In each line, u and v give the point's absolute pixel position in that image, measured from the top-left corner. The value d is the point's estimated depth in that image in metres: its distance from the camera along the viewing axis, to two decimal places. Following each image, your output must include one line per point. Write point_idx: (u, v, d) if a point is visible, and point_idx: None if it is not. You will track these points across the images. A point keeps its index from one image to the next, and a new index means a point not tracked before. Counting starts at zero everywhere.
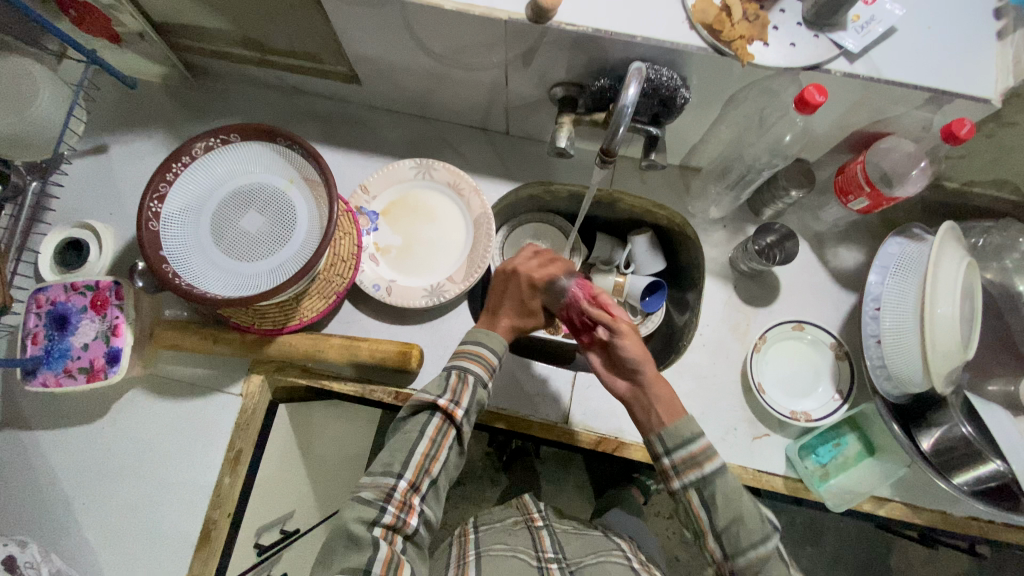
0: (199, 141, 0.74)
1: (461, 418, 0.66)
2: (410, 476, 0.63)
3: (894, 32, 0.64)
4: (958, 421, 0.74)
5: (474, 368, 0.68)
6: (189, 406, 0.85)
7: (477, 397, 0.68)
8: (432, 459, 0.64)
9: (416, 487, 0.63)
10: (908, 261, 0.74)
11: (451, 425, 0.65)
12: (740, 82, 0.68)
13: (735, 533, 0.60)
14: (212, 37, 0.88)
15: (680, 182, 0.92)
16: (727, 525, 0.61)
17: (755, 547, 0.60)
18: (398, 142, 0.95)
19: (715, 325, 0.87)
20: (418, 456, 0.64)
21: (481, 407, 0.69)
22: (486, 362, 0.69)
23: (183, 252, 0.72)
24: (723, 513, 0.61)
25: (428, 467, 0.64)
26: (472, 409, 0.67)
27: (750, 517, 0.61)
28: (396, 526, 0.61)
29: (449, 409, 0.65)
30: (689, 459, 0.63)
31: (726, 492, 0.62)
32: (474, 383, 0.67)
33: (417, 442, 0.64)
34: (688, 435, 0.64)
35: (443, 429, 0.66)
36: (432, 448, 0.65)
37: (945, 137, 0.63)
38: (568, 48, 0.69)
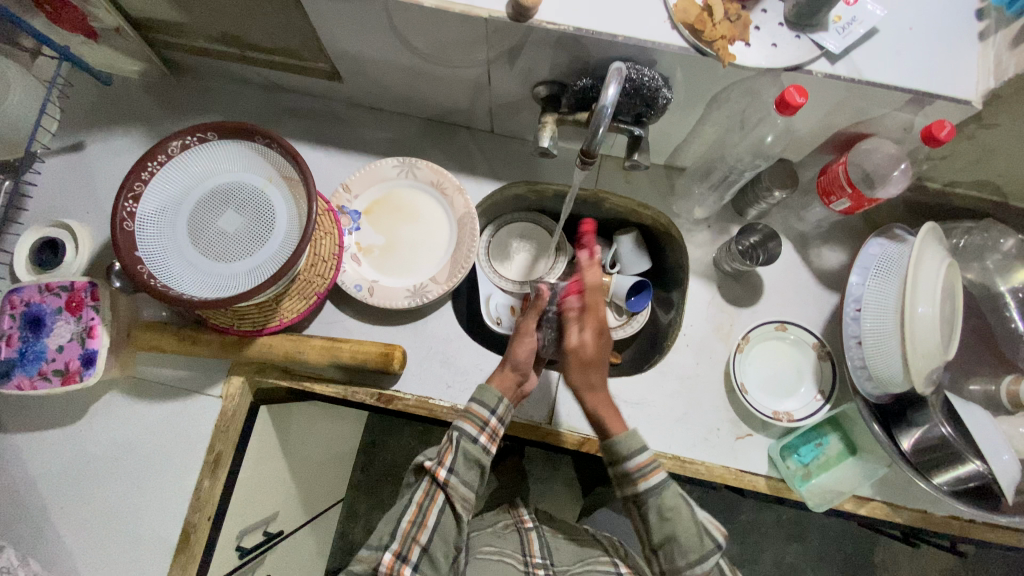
0: (175, 140, 0.73)
1: (445, 480, 0.68)
2: (396, 547, 0.66)
3: (875, 33, 0.64)
4: (937, 421, 0.75)
5: (462, 423, 0.70)
6: (168, 408, 0.84)
7: (463, 453, 0.69)
8: (419, 526, 0.67)
9: (405, 557, 0.66)
10: (887, 262, 0.74)
11: (435, 486, 0.68)
12: (722, 82, 0.68)
13: (671, 549, 0.67)
14: (191, 33, 0.86)
15: (665, 182, 0.92)
16: (662, 541, 0.67)
17: (690, 562, 0.66)
18: (382, 140, 0.94)
19: (699, 325, 0.87)
20: (404, 524, 0.67)
21: (475, 467, 0.69)
22: (475, 416, 0.70)
23: (159, 252, 0.71)
24: (657, 534, 0.67)
25: (415, 535, 0.67)
26: (459, 467, 0.69)
27: (684, 536, 0.67)
28: None
29: (432, 470, 0.68)
30: (627, 476, 0.69)
31: (659, 511, 0.67)
32: (458, 442, 0.69)
33: (405, 508, 0.68)
34: (630, 451, 0.69)
35: (431, 492, 0.69)
36: (420, 515, 0.67)
37: (926, 138, 0.63)
38: (551, 47, 0.68)
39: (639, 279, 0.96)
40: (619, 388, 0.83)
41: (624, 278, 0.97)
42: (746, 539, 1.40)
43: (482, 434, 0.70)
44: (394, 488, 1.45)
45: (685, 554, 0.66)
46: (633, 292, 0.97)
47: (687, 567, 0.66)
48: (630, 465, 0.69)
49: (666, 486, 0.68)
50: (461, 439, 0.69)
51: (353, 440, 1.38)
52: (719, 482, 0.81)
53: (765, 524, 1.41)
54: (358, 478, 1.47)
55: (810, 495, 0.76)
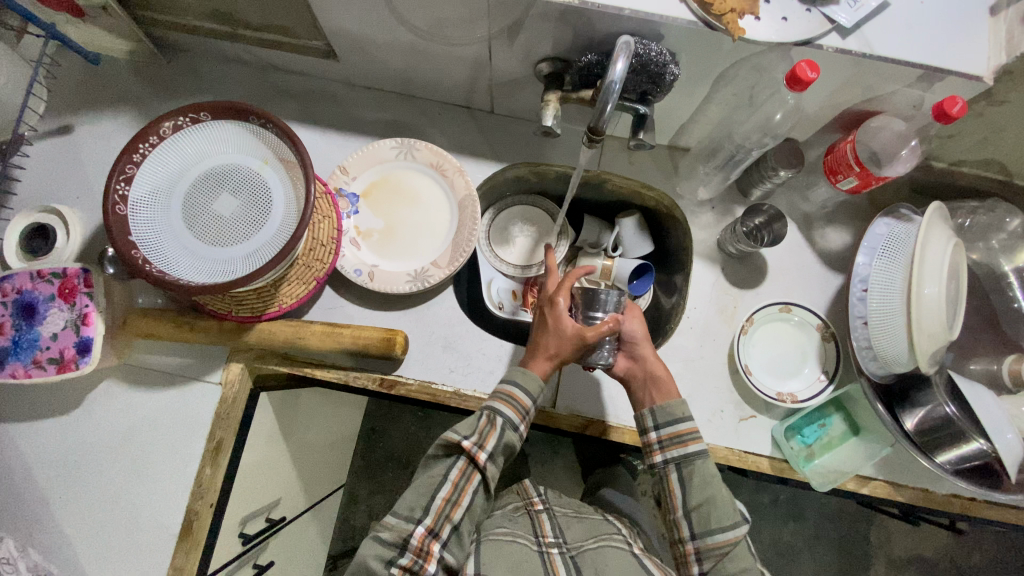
0: (166, 120, 0.70)
1: (483, 462, 0.67)
2: (429, 522, 0.66)
3: (887, 7, 0.62)
4: (941, 401, 0.75)
5: (504, 409, 0.69)
6: (166, 396, 0.83)
7: (504, 440, 0.68)
8: (453, 505, 0.67)
9: (436, 533, 0.66)
10: (895, 242, 0.73)
11: (474, 469, 0.67)
12: (730, 58, 0.66)
13: (706, 513, 0.67)
14: (179, 10, 0.83)
15: (668, 163, 0.90)
16: (698, 503, 0.67)
17: (724, 528, 0.66)
18: (378, 121, 0.92)
19: (703, 307, 0.86)
20: (438, 501, 0.66)
21: (508, 449, 0.70)
22: (517, 404, 0.69)
23: (155, 237, 0.69)
24: (692, 499, 0.68)
25: (448, 513, 0.67)
26: (498, 452, 0.68)
27: (722, 501, 0.67)
28: (413, 570, 0.64)
29: (472, 452, 0.67)
30: (675, 437, 0.70)
31: (699, 475, 0.68)
32: (502, 427, 0.68)
33: (439, 486, 0.67)
34: (679, 414, 0.70)
35: (466, 473, 0.68)
36: (454, 493, 0.67)
37: (937, 115, 0.61)
38: (554, 22, 0.66)
39: (641, 263, 0.97)
40: None
41: (627, 262, 0.98)
42: None
43: (522, 422, 0.70)
44: (395, 473, 1.45)
45: (722, 518, 0.66)
46: (635, 276, 0.97)
47: (719, 532, 0.66)
48: (677, 428, 0.70)
49: (708, 453, 0.69)
50: (506, 427, 0.68)
51: (353, 426, 1.38)
52: (723, 463, 0.81)
53: (761, 505, 1.42)
54: (358, 464, 1.47)
55: (815, 476, 0.76)
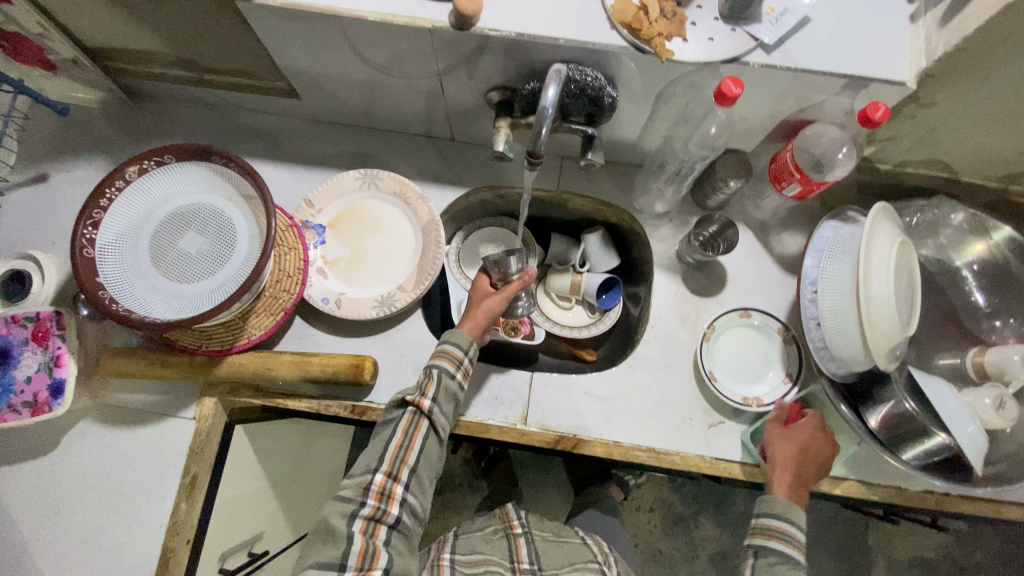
0: (133, 165, 0.74)
1: (429, 408, 0.70)
2: (386, 468, 0.67)
3: (807, 23, 0.66)
4: (901, 397, 0.75)
5: (439, 361, 0.73)
6: (141, 433, 0.84)
7: (443, 388, 0.72)
8: (406, 450, 0.69)
9: (396, 477, 0.67)
10: (840, 244, 0.75)
11: (420, 415, 0.70)
12: (666, 78, 0.69)
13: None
14: (146, 60, 0.87)
15: (625, 179, 0.93)
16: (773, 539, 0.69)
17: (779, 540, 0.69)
18: (344, 154, 0.95)
19: (667, 317, 0.87)
20: (392, 449, 0.68)
21: (452, 398, 0.72)
22: (452, 355, 0.73)
23: (122, 277, 0.72)
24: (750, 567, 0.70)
25: (403, 457, 0.68)
26: (441, 399, 0.71)
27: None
28: (377, 517, 0.65)
29: (416, 401, 0.70)
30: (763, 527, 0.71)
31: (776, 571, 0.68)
32: (439, 376, 0.72)
33: (390, 436, 0.69)
34: (779, 511, 0.70)
35: (414, 421, 0.70)
36: (406, 440, 0.69)
37: (862, 121, 0.64)
38: (497, 53, 0.70)
39: (608, 277, 0.99)
40: (589, 382, 0.85)
41: (594, 277, 0.99)
42: (739, 530, 1.40)
43: (458, 371, 0.73)
44: None
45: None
46: (603, 290, 0.99)
47: None
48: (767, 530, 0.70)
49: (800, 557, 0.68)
50: (441, 375, 0.72)
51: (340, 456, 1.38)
52: (695, 470, 0.81)
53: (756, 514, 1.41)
54: None
55: None
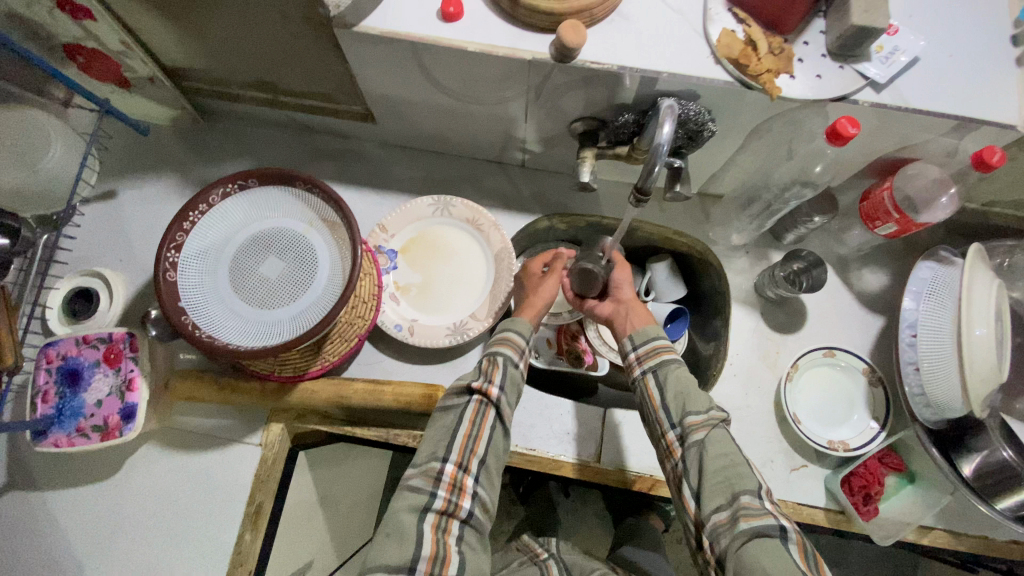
0: (216, 188, 0.73)
1: (496, 396, 0.68)
2: (456, 458, 0.64)
3: (917, 62, 0.64)
4: (998, 446, 0.74)
5: (501, 349, 0.71)
6: (207, 458, 0.82)
7: (510, 376, 0.70)
8: (475, 439, 0.65)
9: (466, 468, 0.64)
10: (940, 286, 0.73)
11: (488, 403, 0.67)
12: (766, 113, 0.68)
13: (712, 495, 0.58)
14: (223, 81, 0.87)
15: (699, 210, 0.91)
16: (673, 397, 0.65)
17: (701, 413, 0.63)
18: (413, 178, 0.94)
19: (745, 353, 0.85)
20: (461, 438, 0.65)
21: (516, 387, 0.71)
22: (514, 342, 0.72)
23: (204, 302, 0.71)
24: (693, 469, 0.61)
25: (473, 448, 0.65)
26: (507, 387, 0.69)
27: (731, 480, 0.58)
28: (449, 510, 0.61)
29: (484, 388, 0.67)
30: (652, 350, 0.69)
31: (676, 373, 0.66)
32: (504, 363, 0.70)
33: (457, 425, 0.66)
34: (654, 332, 0.71)
35: (481, 411, 0.67)
36: (474, 429, 0.66)
37: (975, 163, 0.63)
38: (593, 85, 0.69)
39: (675, 307, 0.97)
40: None
41: (661, 306, 0.97)
42: None
43: (521, 360, 0.72)
44: None
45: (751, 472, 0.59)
46: (670, 320, 0.97)
47: (728, 510, 0.57)
48: (701, 418, 0.63)
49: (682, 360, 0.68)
50: (508, 363, 0.70)
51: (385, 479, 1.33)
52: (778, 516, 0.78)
53: None
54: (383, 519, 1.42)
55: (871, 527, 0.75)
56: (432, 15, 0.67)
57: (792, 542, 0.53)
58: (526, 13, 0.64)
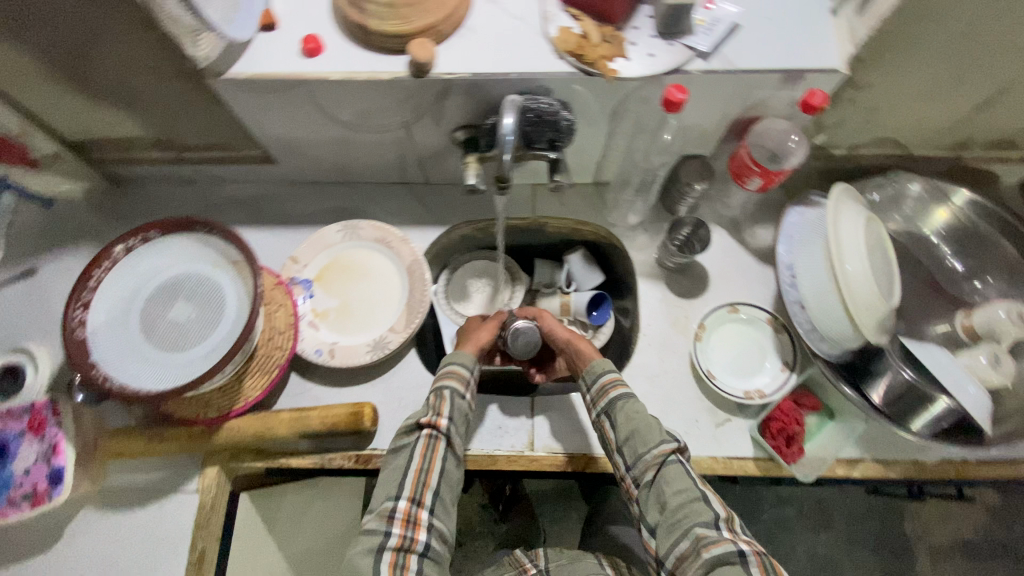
0: (118, 244, 0.76)
1: (446, 427, 0.70)
2: (408, 494, 0.66)
3: (738, 28, 0.71)
4: (899, 367, 0.77)
5: (446, 382, 0.74)
6: (146, 513, 0.82)
7: (457, 407, 0.73)
8: (427, 473, 0.67)
9: (420, 502, 0.66)
10: (810, 229, 0.78)
11: (437, 435, 0.69)
12: (617, 97, 0.73)
13: (665, 519, 0.63)
14: (125, 146, 0.91)
15: (596, 198, 0.97)
16: (626, 437, 0.69)
17: (652, 450, 0.67)
18: (323, 211, 0.98)
19: (657, 323, 0.89)
20: (413, 474, 0.67)
21: (465, 415, 0.74)
22: (459, 373, 0.75)
23: (115, 354, 0.73)
24: (651, 501, 0.65)
25: (425, 481, 0.67)
26: (456, 417, 0.72)
27: (685, 507, 0.62)
28: (406, 545, 0.63)
29: (432, 421, 0.70)
30: (601, 389, 0.74)
31: (625, 412, 0.70)
32: (451, 395, 0.72)
33: (409, 461, 0.68)
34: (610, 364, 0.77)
35: (431, 444, 0.69)
36: (425, 463, 0.68)
37: (804, 109, 0.68)
38: (454, 95, 0.74)
39: (596, 294, 1.00)
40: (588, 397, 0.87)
41: (582, 295, 1.01)
42: (776, 539, 1.33)
43: (467, 390, 0.75)
44: None
45: (708, 505, 0.62)
46: (593, 307, 1.00)
47: (685, 537, 0.61)
48: (655, 454, 0.67)
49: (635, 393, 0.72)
50: (453, 394, 0.72)
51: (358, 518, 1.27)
52: (710, 473, 0.80)
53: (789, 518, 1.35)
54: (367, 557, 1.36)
55: (798, 466, 0.77)
56: (295, 54, 0.72)
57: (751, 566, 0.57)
58: (379, 39, 0.70)
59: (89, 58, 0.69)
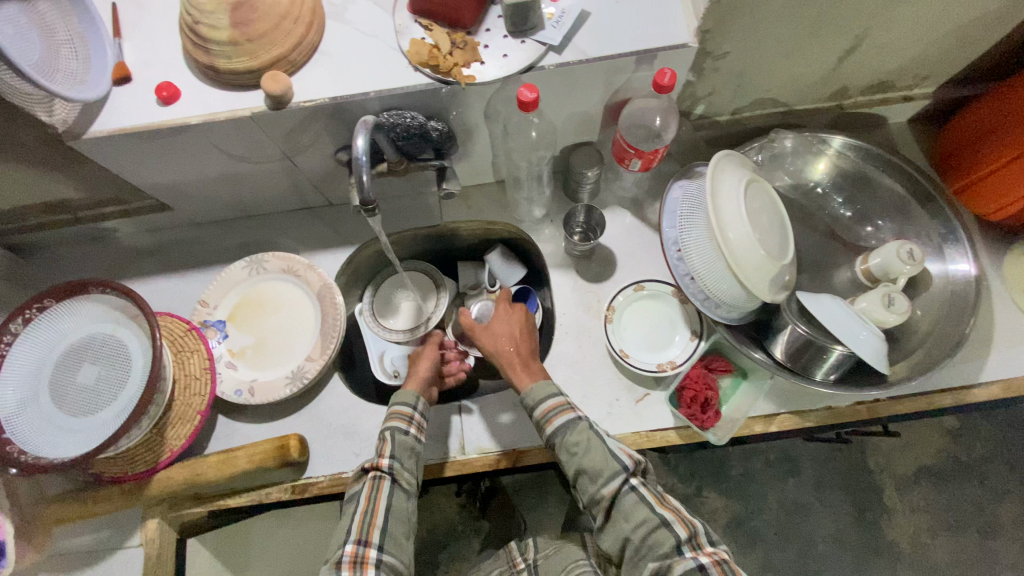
0: (16, 317, 0.77)
1: (389, 466, 0.71)
2: (355, 535, 0.66)
3: (587, 17, 0.71)
4: (794, 322, 0.79)
5: (391, 423, 0.75)
6: (93, 575, 0.83)
7: (399, 445, 0.73)
8: (372, 513, 0.68)
9: (367, 542, 0.66)
10: (691, 201, 0.80)
11: (380, 475, 0.70)
12: (482, 100, 0.74)
13: (632, 550, 0.65)
14: (17, 215, 0.91)
15: (499, 195, 0.97)
16: (576, 475, 0.69)
17: (603, 489, 0.67)
18: (232, 248, 0.97)
19: (571, 311, 0.90)
20: (359, 517, 0.68)
21: (414, 452, 0.75)
22: (399, 413, 0.76)
23: (26, 426, 0.73)
24: (613, 538, 0.67)
25: (371, 520, 0.67)
26: (400, 454, 0.73)
27: (646, 537, 0.64)
28: None
29: (375, 462, 0.71)
30: (545, 418, 0.73)
31: (567, 449, 0.70)
32: (391, 435, 0.74)
33: (356, 505, 0.69)
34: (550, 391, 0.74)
35: (376, 485, 0.70)
36: (371, 504, 0.69)
37: (657, 90, 0.70)
38: (322, 120, 0.74)
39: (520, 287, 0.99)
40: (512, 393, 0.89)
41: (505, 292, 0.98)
42: (745, 493, 1.36)
43: (410, 427, 0.76)
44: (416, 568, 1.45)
45: (670, 530, 0.63)
46: (518, 302, 0.98)
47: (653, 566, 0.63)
48: (606, 489, 0.67)
49: (577, 420, 0.71)
50: (395, 435, 0.74)
51: None
52: (635, 448, 0.82)
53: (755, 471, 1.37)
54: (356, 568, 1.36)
55: (716, 431, 0.79)
56: (154, 104, 0.71)
57: None
58: (232, 77, 0.70)
59: None
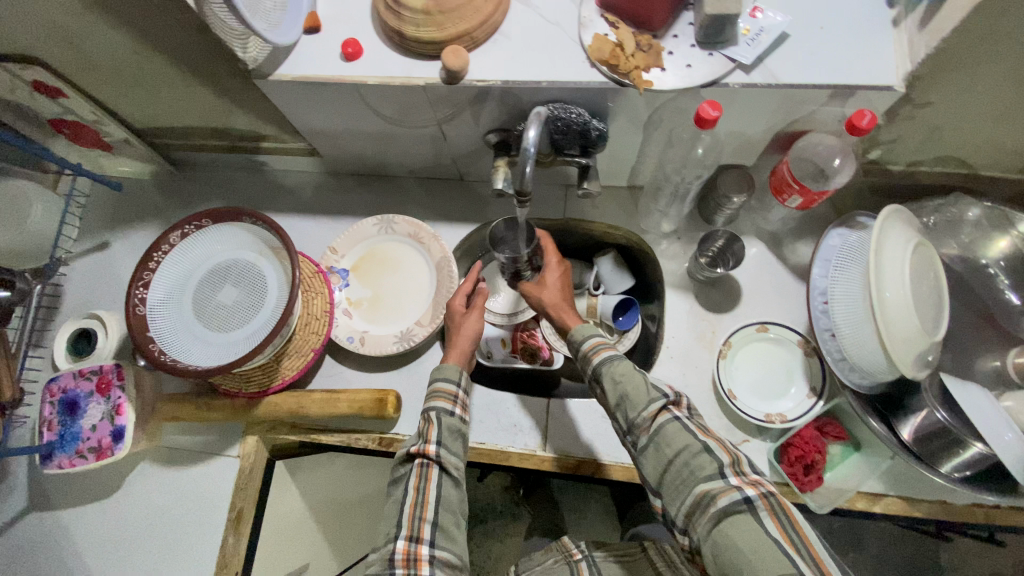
0: (176, 230, 0.83)
1: (436, 452, 0.66)
2: (406, 531, 0.62)
3: (785, 39, 0.67)
4: (933, 407, 0.73)
5: (435, 403, 0.70)
6: (193, 471, 0.92)
7: (445, 426, 0.69)
8: (422, 505, 0.63)
9: (418, 538, 0.62)
10: (850, 251, 0.74)
11: (428, 462, 0.66)
12: (650, 107, 0.71)
13: (674, 478, 0.58)
14: (186, 134, 0.99)
15: (629, 202, 0.95)
16: (617, 402, 0.64)
17: (643, 413, 0.62)
18: (362, 202, 1.02)
19: (681, 336, 0.88)
20: (408, 511, 0.63)
21: (461, 436, 0.70)
22: (444, 393, 0.71)
23: (171, 331, 0.80)
24: (654, 464, 0.60)
25: (421, 514, 0.63)
26: (446, 439, 0.68)
27: (687, 460, 0.58)
28: None
29: (421, 449, 0.66)
30: (594, 352, 0.70)
31: (611, 377, 0.66)
32: (437, 417, 0.69)
33: (404, 496, 0.65)
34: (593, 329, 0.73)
35: (424, 473, 0.66)
36: (420, 495, 0.64)
37: (850, 130, 0.65)
38: (486, 100, 0.74)
39: (624, 297, 0.95)
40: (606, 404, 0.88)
41: (610, 297, 0.96)
42: None
43: (456, 407, 0.71)
44: None
45: (714, 456, 0.57)
46: (620, 311, 0.95)
47: (695, 494, 0.56)
48: (647, 417, 0.62)
49: (619, 354, 0.67)
50: (440, 416, 0.69)
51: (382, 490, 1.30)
52: None
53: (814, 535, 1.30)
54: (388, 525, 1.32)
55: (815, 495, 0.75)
56: (336, 57, 0.74)
57: (761, 512, 0.52)
58: (414, 44, 0.71)
59: (152, 55, 0.75)
